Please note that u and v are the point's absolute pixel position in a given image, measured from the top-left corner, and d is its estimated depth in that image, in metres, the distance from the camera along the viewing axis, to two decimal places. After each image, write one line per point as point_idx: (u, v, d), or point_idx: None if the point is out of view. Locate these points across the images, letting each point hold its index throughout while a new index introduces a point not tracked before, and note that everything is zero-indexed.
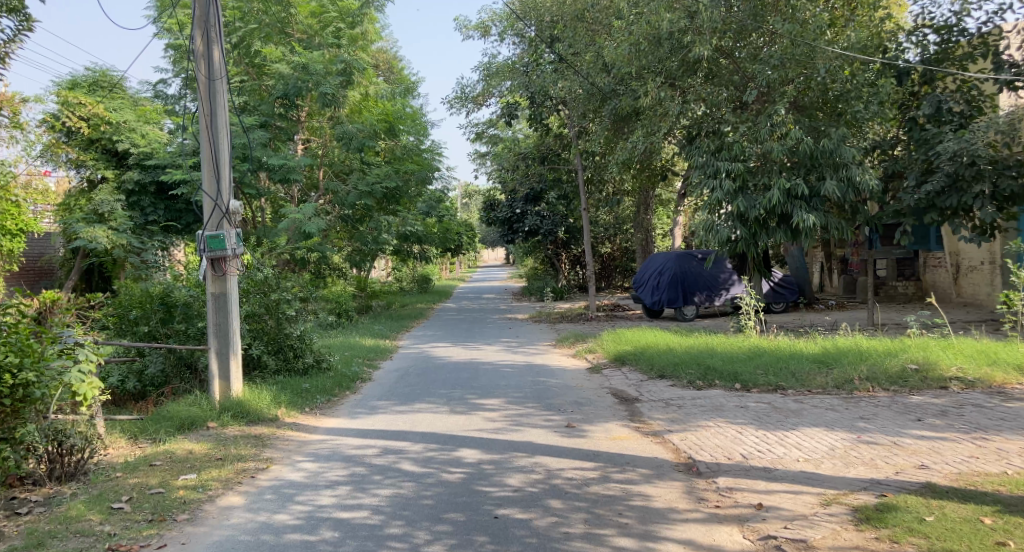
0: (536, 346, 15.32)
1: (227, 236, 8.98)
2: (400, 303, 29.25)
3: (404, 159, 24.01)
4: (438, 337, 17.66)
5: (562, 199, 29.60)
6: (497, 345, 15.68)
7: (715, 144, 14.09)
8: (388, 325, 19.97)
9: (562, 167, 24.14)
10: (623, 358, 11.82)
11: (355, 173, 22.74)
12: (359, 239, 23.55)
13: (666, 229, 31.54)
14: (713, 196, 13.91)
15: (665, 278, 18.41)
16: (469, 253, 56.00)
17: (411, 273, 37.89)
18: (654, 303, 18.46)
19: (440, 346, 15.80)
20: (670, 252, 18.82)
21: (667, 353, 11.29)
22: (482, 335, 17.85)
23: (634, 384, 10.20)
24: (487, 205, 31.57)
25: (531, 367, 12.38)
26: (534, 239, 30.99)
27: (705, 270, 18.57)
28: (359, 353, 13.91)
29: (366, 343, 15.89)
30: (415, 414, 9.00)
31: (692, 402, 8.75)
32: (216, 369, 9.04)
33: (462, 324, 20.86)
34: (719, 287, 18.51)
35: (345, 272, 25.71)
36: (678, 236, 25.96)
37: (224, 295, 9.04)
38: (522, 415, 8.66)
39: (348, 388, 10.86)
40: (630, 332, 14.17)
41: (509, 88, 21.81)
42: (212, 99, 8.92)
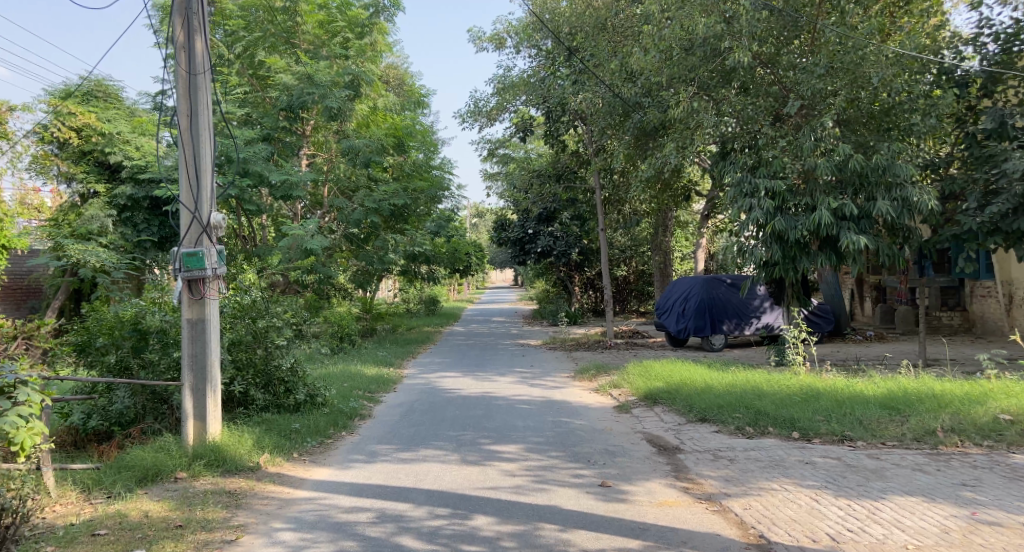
0: (553, 377, 14.05)
1: (207, 254, 7.74)
2: (406, 326, 28.03)
3: (413, 176, 22.87)
4: (447, 366, 16.37)
5: (576, 219, 28.41)
6: (511, 376, 14.39)
7: (751, 159, 12.83)
8: (394, 351, 18.74)
9: (579, 186, 22.92)
10: (654, 396, 10.56)
11: (361, 190, 21.59)
12: (365, 259, 22.40)
13: (684, 252, 30.30)
14: (750, 217, 12.63)
15: (690, 305, 17.13)
16: (476, 274, 54.92)
17: (418, 294, 36.67)
18: (679, 331, 17.18)
19: (449, 376, 14.56)
20: (695, 276, 17.54)
21: (704, 391, 10.00)
22: (494, 363, 16.60)
23: (671, 428, 8.98)
24: (497, 225, 30.38)
25: (550, 404, 11.11)
26: (546, 261, 29.83)
27: (734, 296, 17.28)
28: (359, 385, 12.66)
29: (369, 372, 14.64)
30: (422, 464, 7.78)
31: (744, 455, 7.53)
32: (191, 407, 7.80)
33: (472, 351, 19.64)
34: (749, 315, 17.22)
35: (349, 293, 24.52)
36: (700, 259, 24.60)
37: (202, 322, 7.81)
38: (546, 467, 7.46)
39: (346, 427, 9.60)
40: (658, 365, 12.88)
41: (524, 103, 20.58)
42: (193, 98, 7.68)
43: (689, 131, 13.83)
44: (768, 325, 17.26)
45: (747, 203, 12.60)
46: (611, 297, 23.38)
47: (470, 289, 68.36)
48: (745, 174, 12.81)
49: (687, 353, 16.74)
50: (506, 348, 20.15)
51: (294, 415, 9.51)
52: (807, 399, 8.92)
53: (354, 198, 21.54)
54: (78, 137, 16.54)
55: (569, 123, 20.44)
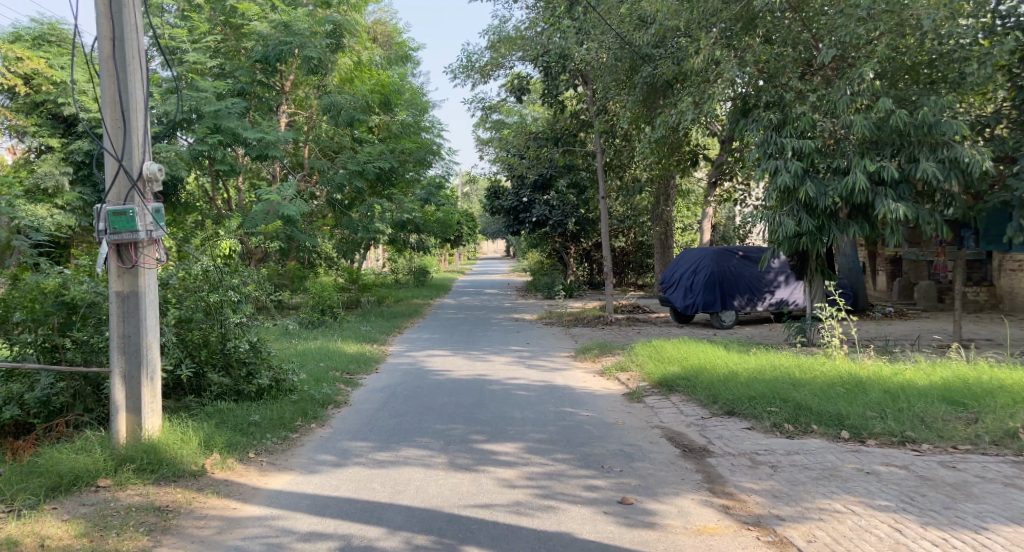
0: (552, 357, 12.81)
1: (139, 213, 6.37)
2: (393, 297, 26.71)
3: (401, 137, 21.44)
4: (436, 342, 15.10)
5: (573, 187, 27.05)
6: (505, 355, 13.13)
7: (777, 117, 11.48)
8: (378, 326, 17.43)
9: (578, 151, 21.60)
10: (670, 383, 9.26)
11: (344, 152, 20.18)
12: (349, 227, 21.04)
13: (685, 223, 28.99)
14: (774, 181, 11.31)
15: (699, 279, 15.83)
16: (467, 244, 53.59)
17: (408, 264, 35.35)
18: (686, 307, 15.91)
19: (437, 354, 13.30)
20: (704, 248, 16.23)
21: (730, 380, 8.69)
22: (486, 340, 15.34)
23: (694, 422, 7.73)
24: (490, 192, 28.99)
25: (551, 390, 9.84)
26: (541, 231, 28.52)
27: (747, 270, 15.98)
28: (338, 364, 11.36)
29: (349, 349, 13.37)
30: (403, 468, 6.49)
31: (789, 459, 6.26)
32: (123, 398, 6.47)
33: (463, 326, 18.35)
34: (762, 290, 15.96)
35: (334, 263, 23.15)
36: (705, 230, 23.25)
37: (134, 295, 6.45)
38: (552, 473, 6.22)
39: (317, 419, 8.28)
40: (668, 346, 11.63)
41: (519, 59, 19.20)
42: (117, 19, 6.25)
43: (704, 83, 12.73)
44: (782, 301, 16.02)
45: (773, 165, 11.31)
46: (609, 269, 22.12)
47: (462, 261, 66.95)
48: (770, 133, 11.49)
49: (696, 331, 15.48)
50: (499, 323, 18.87)
51: (257, 405, 8.17)
52: (854, 390, 7.59)
53: (336, 160, 20.09)
54: (27, 85, 15.13)
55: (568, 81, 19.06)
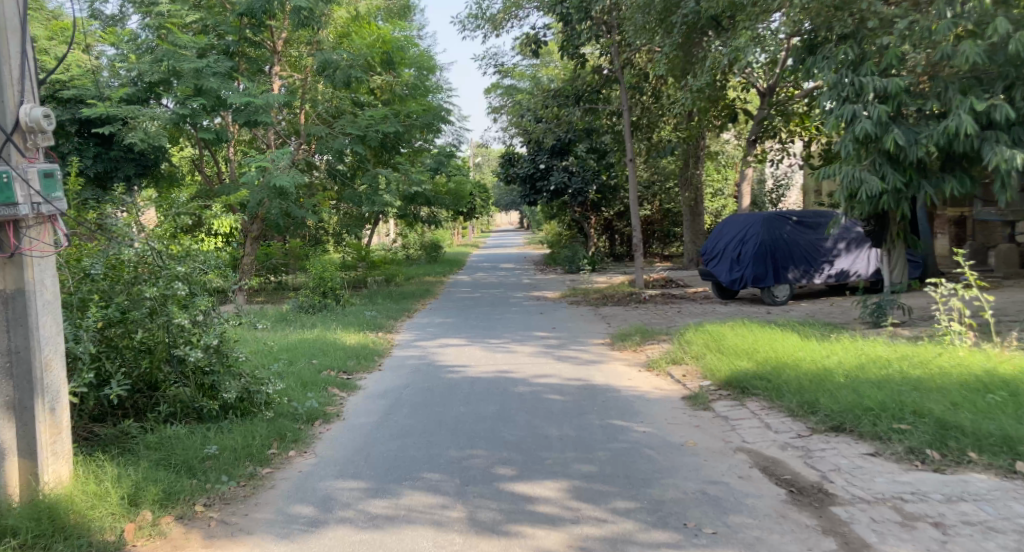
0: (584, 345, 10.99)
1: (17, 179, 4.52)
2: (403, 275, 24.85)
3: (406, 99, 19.70)
4: (450, 329, 13.22)
5: (595, 152, 24.84)
6: (532, 344, 11.23)
7: (854, 53, 10.24)
8: (384, 310, 15.57)
9: (602, 108, 19.76)
10: (747, 385, 7.34)
11: (344, 116, 18.32)
12: (352, 200, 19.31)
13: (715, 187, 26.87)
14: (851, 129, 10.04)
15: (748, 250, 14.03)
16: (480, 216, 51.70)
17: (419, 239, 33.54)
18: (734, 281, 14.11)
19: (451, 343, 11.52)
20: (751, 214, 14.41)
21: (827, 381, 6.75)
22: (506, 323, 13.54)
23: (791, 444, 5.82)
24: (504, 159, 27.17)
25: (592, 395, 7.95)
26: (560, 200, 26.59)
27: (802, 237, 14.23)
28: (334, 360, 9.48)
29: (348, 339, 11.61)
30: (403, 529, 4.65)
31: (956, 512, 4.35)
32: (10, 438, 4.60)
33: (480, 306, 16.53)
34: (819, 261, 14.24)
35: (338, 240, 21.36)
36: (747, 195, 20.21)
37: (20, 295, 4.61)
38: (613, 537, 4.36)
39: (297, 443, 6.35)
40: (729, 333, 9.61)
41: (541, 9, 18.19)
42: None
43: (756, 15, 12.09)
44: (843, 273, 14.32)
45: (851, 110, 9.99)
46: (639, 240, 20.08)
47: (475, 234, 64.87)
48: (845, 71, 10.23)
49: (746, 308, 13.51)
50: (520, 303, 16.97)
51: (217, 429, 6.20)
52: (1011, 396, 5.66)
53: (335, 124, 18.32)
54: None
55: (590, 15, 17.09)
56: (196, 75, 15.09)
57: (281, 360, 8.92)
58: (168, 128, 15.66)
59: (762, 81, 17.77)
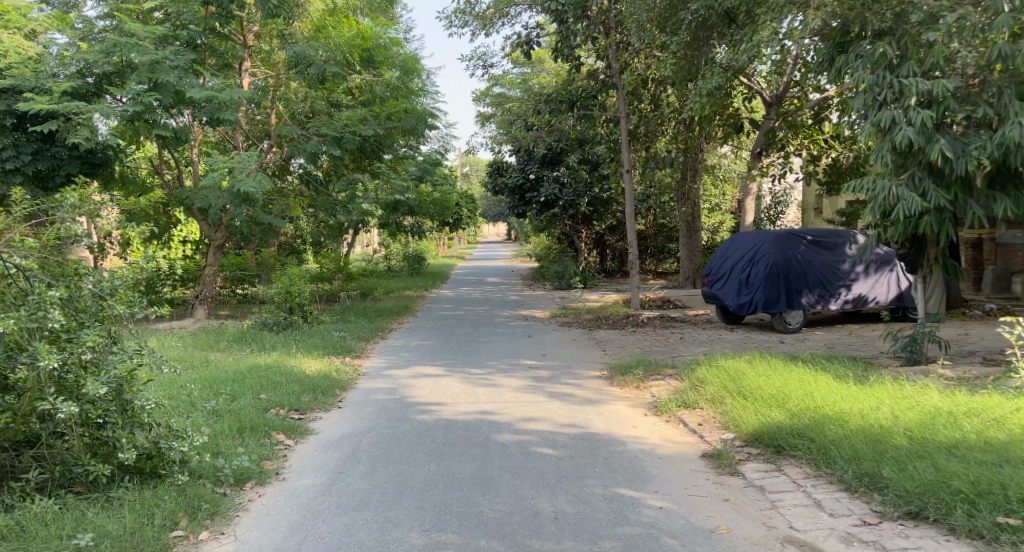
0: (577, 379, 9.65)
1: None
2: (381, 289, 23.43)
3: (386, 100, 18.55)
4: (426, 353, 11.83)
5: (585, 162, 23.94)
6: (519, 377, 9.83)
7: (893, 50, 9.36)
8: (355, 329, 14.21)
9: (596, 115, 18.54)
10: (785, 444, 6.00)
11: (318, 116, 16.94)
12: (326, 207, 18.11)
13: (712, 202, 25.50)
14: (889, 137, 9.12)
15: (757, 272, 12.76)
16: (466, 228, 50.36)
17: (402, 250, 32.15)
18: (742, 305, 12.81)
19: (426, 372, 10.18)
20: (760, 233, 13.17)
21: (889, 444, 5.47)
22: (488, 348, 12.19)
23: (856, 538, 4.50)
24: (492, 168, 25.88)
25: (591, 448, 6.58)
26: (549, 213, 25.29)
27: (817, 259, 12.97)
28: (287, 394, 8.02)
29: (308, 364, 10.24)
30: None
31: None
32: None
33: (461, 326, 15.18)
34: (835, 285, 12.98)
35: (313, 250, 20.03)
36: (751, 212, 18.66)
37: None
38: None
39: (215, 519, 4.94)
40: (749, 370, 8.24)
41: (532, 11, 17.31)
42: None
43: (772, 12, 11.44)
44: (860, 298, 13.03)
45: (890, 114, 9.07)
46: (634, 257, 18.72)
47: (462, 246, 63.39)
48: (884, 72, 9.35)
49: (756, 335, 12.15)
50: (506, 323, 15.57)
51: (102, 503, 4.85)
52: None
53: (307, 126, 17.02)
54: None
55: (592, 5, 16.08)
56: (152, 67, 13.75)
57: (223, 395, 7.56)
58: (117, 124, 14.22)
59: (767, 91, 16.67)
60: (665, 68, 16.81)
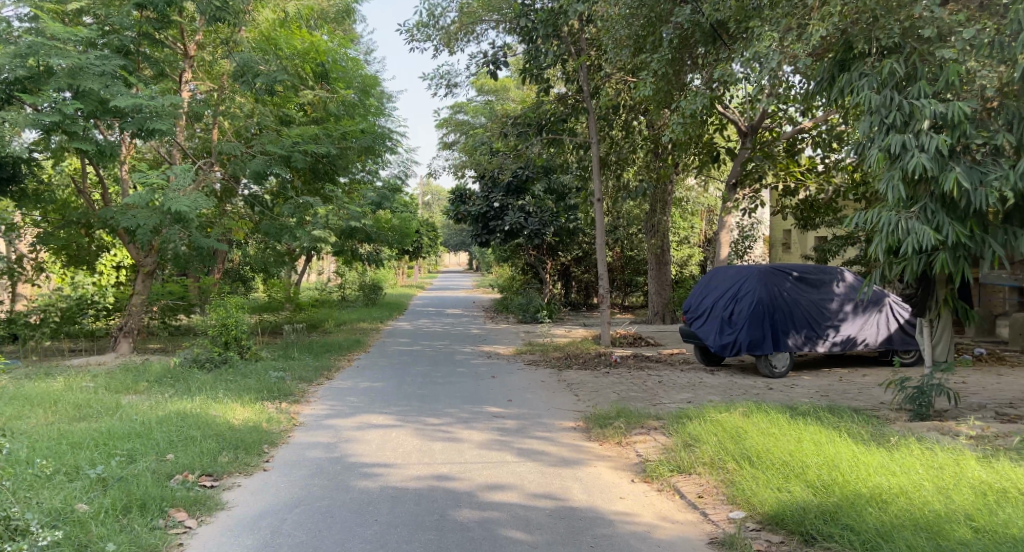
0: (546, 434, 8.40)
1: None
2: (334, 320, 22.08)
3: (342, 118, 17.68)
4: (375, 398, 10.58)
5: (551, 192, 23.44)
6: (481, 432, 8.53)
7: (902, 68, 7.99)
8: (297, 370, 13.00)
9: (565, 141, 17.61)
10: (811, 532, 4.90)
11: (265, 134, 16.25)
12: (273, 232, 17.01)
13: (680, 235, 23.72)
14: (897, 165, 7.77)
15: (740, 309, 11.34)
16: (427, 256, 49.17)
17: (359, 280, 30.86)
18: (724, 347, 11.36)
19: (373, 426, 8.87)
20: (743, 268, 11.80)
21: (950, 543, 4.44)
22: (444, 391, 10.97)
23: None
24: (455, 196, 24.60)
25: (571, 528, 5.38)
26: (513, 243, 24.18)
27: (804, 297, 11.53)
28: (201, 450, 6.94)
29: (237, 415, 8.98)
30: None
31: None
32: None
33: (416, 364, 13.94)
34: (823, 325, 11.50)
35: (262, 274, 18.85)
36: (726, 246, 16.19)
37: None
38: None
39: None
40: (749, 426, 7.07)
41: (496, 31, 16.42)
42: None
43: (757, 27, 10.55)
44: (849, 341, 11.56)
45: (899, 140, 7.74)
46: (606, 291, 17.51)
47: (421, 274, 62.03)
48: (893, 93, 7.97)
49: (742, 380, 11.03)
50: (466, 361, 14.35)
51: None
52: None
53: (252, 144, 16.25)
54: None
55: (555, 24, 15.40)
56: (70, 74, 13.31)
57: (121, 460, 6.42)
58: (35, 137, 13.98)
59: (740, 118, 15.33)
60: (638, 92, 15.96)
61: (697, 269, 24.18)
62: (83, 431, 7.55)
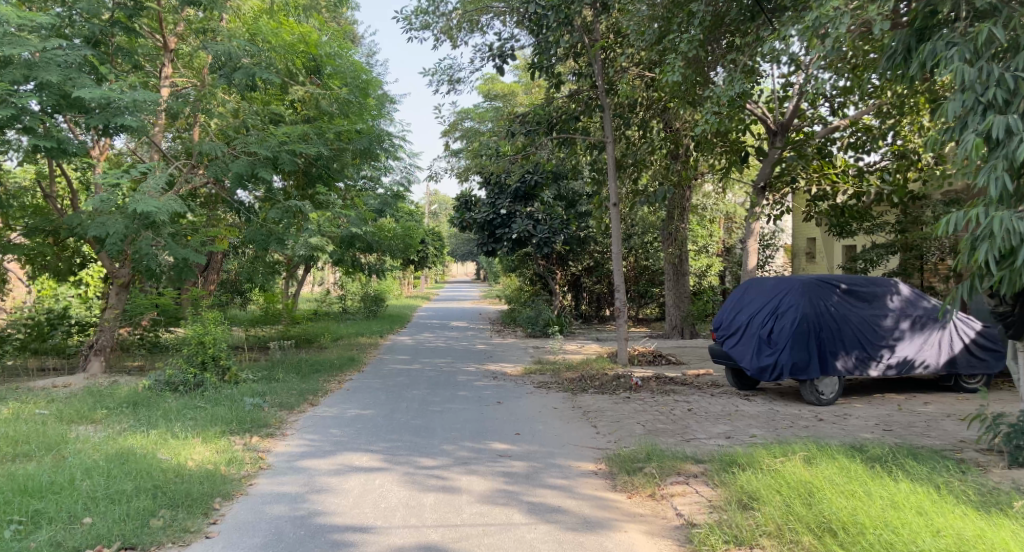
0: (561, 482, 6.95)
1: None
2: (330, 335, 20.70)
3: (336, 117, 16.36)
4: (362, 431, 9.20)
5: (561, 198, 22.01)
6: (482, 480, 7.08)
7: (1003, 34, 6.51)
8: (278, 395, 11.65)
9: (577, 141, 16.22)
10: None
11: (251, 133, 14.95)
12: (260, 240, 15.66)
13: (699, 243, 22.22)
14: (1001, 153, 6.26)
15: (781, 327, 9.70)
16: (434, 267, 47.85)
17: (361, 291, 29.54)
18: (763, 371, 9.76)
19: (352, 472, 7.46)
20: (782, 279, 10.17)
21: None
22: (441, 422, 9.52)
23: None
24: (459, 202, 23.18)
25: None
26: (521, 251, 22.73)
27: (855, 312, 9.88)
28: (128, 513, 6.07)
29: (193, 461, 7.67)
30: None
31: None
32: None
33: (414, 386, 12.52)
34: (877, 345, 9.84)
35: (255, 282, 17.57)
36: (753, 255, 14.11)
37: None
38: None
39: None
40: (819, 480, 5.58)
41: (501, 22, 15.12)
42: None
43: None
44: (907, 363, 9.92)
45: (1003, 120, 6.25)
46: (622, 303, 15.96)
47: (428, 285, 60.71)
48: (989, 65, 6.50)
49: (788, 409, 9.54)
50: (470, 382, 12.92)
51: None
52: None
53: (235, 144, 14.93)
54: None
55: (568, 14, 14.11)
56: (28, 64, 12.56)
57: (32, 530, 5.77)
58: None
59: (761, 111, 13.32)
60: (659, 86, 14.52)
61: (716, 279, 22.57)
62: (6, 480, 6.81)
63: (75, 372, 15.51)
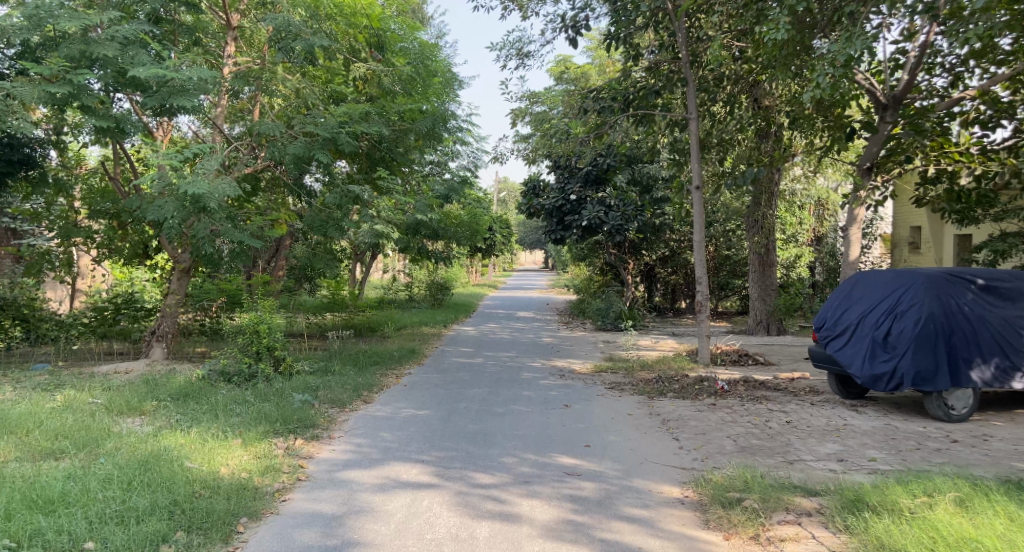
0: (643, 513, 5.87)
1: None
2: (394, 323, 19.94)
3: (401, 94, 15.51)
4: (416, 437, 8.24)
5: (635, 183, 20.75)
6: (546, 506, 6.04)
7: None
8: (332, 390, 10.81)
9: (657, 119, 14.93)
10: None
11: (311, 112, 14.18)
12: (319, 225, 14.92)
13: (787, 231, 20.65)
14: None
15: (901, 329, 8.33)
16: (501, 255, 46.95)
17: (427, 279, 28.78)
18: (878, 380, 8.42)
19: (399, 488, 6.49)
20: (902, 273, 8.76)
21: None
22: (502, 428, 8.50)
23: None
24: (528, 187, 22.08)
25: None
26: (592, 239, 21.52)
27: (991, 313, 8.44)
28: (136, 536, 5.25)
29: (228, 469, 6.83)
30: None
31: None
32: None
33: (476, 383, 11.53)
34: (1019, 353, 8.40)
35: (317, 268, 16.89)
36: (855, 245, 12.60)
37: None
38: None
39: None
40: (990, 539, 4.81)
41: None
42: None
43: None
44: None
45: None
46: (704, 297, 14.57)
47: (495, 273, 59.91)
48: None
49: (907, 425, 8.19)
50: (538, 380, 11.87)
51: None
52: None
53: (294, 124, 14.17)
54: None
55: None
56: (87, 40, 12.15)
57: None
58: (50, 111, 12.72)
59: (867, 83, 11.83)
60: (751, 56, 13.27)
61: (805, 271, 20.95)
62: (23, 486, 6.08)
63: (137, 357, 15.10)
